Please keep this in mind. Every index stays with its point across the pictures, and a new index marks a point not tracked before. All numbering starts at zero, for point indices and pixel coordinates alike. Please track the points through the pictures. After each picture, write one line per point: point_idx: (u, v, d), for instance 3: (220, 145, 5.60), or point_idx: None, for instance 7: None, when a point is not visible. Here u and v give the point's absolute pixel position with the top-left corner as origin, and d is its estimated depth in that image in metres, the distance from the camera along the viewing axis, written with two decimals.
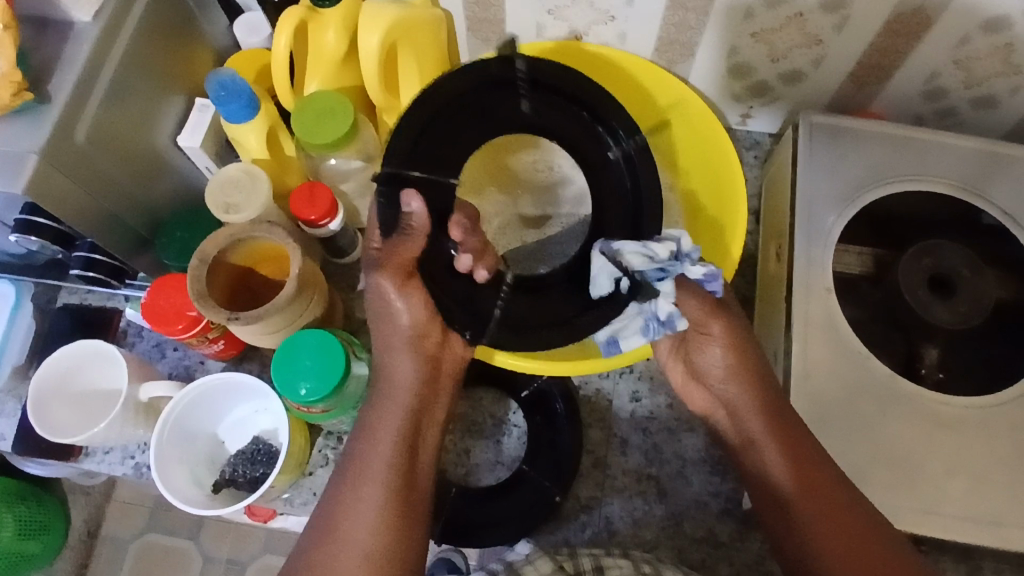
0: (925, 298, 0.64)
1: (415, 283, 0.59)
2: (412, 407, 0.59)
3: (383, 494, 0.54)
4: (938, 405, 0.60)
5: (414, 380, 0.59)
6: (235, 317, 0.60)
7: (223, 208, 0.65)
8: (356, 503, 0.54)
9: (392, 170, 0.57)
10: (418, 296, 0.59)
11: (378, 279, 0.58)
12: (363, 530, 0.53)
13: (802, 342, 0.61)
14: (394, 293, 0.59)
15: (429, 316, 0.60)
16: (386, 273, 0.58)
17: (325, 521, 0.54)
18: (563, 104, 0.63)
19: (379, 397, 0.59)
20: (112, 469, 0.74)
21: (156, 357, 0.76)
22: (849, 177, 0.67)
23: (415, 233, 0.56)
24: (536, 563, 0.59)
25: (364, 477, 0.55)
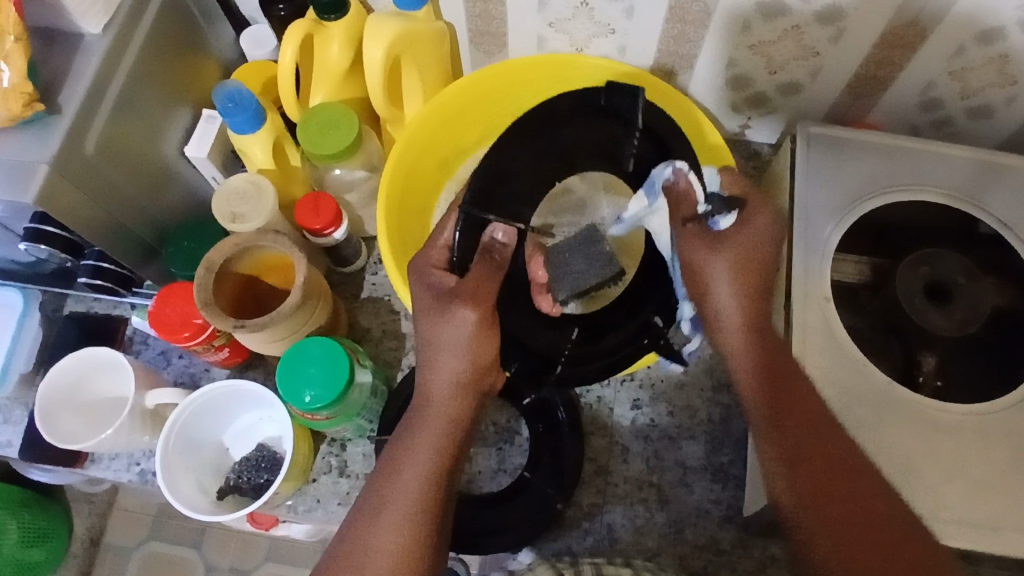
0: (921, 305, 0.65)
1: (492, 327, 0.57)
2: (450, 437, 0.56)
3: (411, 526, 0.53)
4: (936, 411, 0.61)
5: (455, 411, 0.57)
6: (241, 325, 0.61)
7: (230, 218, 0.66)
8: (382, 530, 0.53)
9: (487, 215, 0.57)
10: (488, 339, 0.57)
11: (455, 311, 0.56)
12: (386, 558, 0.52)
13: (801, 349, 0.62)
14: (467, 330, 0.56)
15: (490, 357, 0.57)
16: (473, 306, 0.55)
17: (349, 543, 0.53)
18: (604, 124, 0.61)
19: (417, 420, 0.57)
20: (118, 476, 0.74)
21: (161, 365, 0.77)
22: (847, 186, 0.68)
23: (498, 263, 0.57)
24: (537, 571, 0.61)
25: (394, 505, 0.53)
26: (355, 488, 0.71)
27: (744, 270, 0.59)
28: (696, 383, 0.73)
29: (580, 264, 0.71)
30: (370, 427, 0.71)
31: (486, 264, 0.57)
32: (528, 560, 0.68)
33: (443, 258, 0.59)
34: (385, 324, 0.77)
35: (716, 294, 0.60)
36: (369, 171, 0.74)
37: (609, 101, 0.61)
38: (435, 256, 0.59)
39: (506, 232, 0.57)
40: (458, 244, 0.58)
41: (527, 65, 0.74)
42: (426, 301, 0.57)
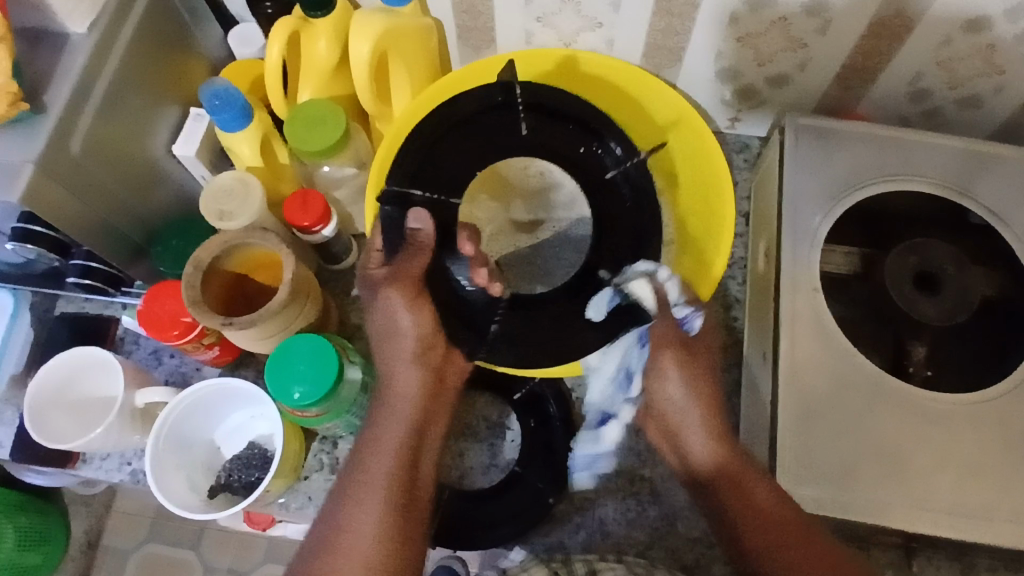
0: (910, 295, 0.65)
1: (423, 298, 0.61)
2: (415, 415, 0.58)
3: (385, 502, 0.53)
4: (926, 400, 0.61)
5: (418, 388, 0.59)
6: (229, 322, 0.61)
7: (217, 216, 0.67)
8: (358, 511, 0.53)
9: (398, 188, 0.66)
10: (426, 312, 0.61)
11: (386, 293, 0.60)
12: (365, 536, 0.52)
13: (790, 340, 0.62)
14: (404, 307, 0.60)
15: (433, 329, 0.61)
16: (397, 285, 0.60)
17: (327, 528, 0.53)
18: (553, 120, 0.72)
19: (381, 401, 0.59)
20: (110, 476, 0.74)
21: (152, 364, 0.77)
22: (835, 177, 0.68)
23: (419, 247, 0.62)
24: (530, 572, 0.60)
25: (367, 483, 0.54)
26: None
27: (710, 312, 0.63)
28: None
29: (568, 257, 0.74)
30: (362, 424, 0.70)
31: (405, 249, 0.62)
32: (520, 557, 0.68)
33: (381, 260, 0.63)
34: None
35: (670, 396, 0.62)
36: (358, 167, 0.74)
37: (504, 96, 0.71)
38: (372, 259, 0.63)
39: (421, 219, 0.62)
40: (389, 241, 0.64)
41: (516, 59, 0.74)
42: (365, 295, 0.63)
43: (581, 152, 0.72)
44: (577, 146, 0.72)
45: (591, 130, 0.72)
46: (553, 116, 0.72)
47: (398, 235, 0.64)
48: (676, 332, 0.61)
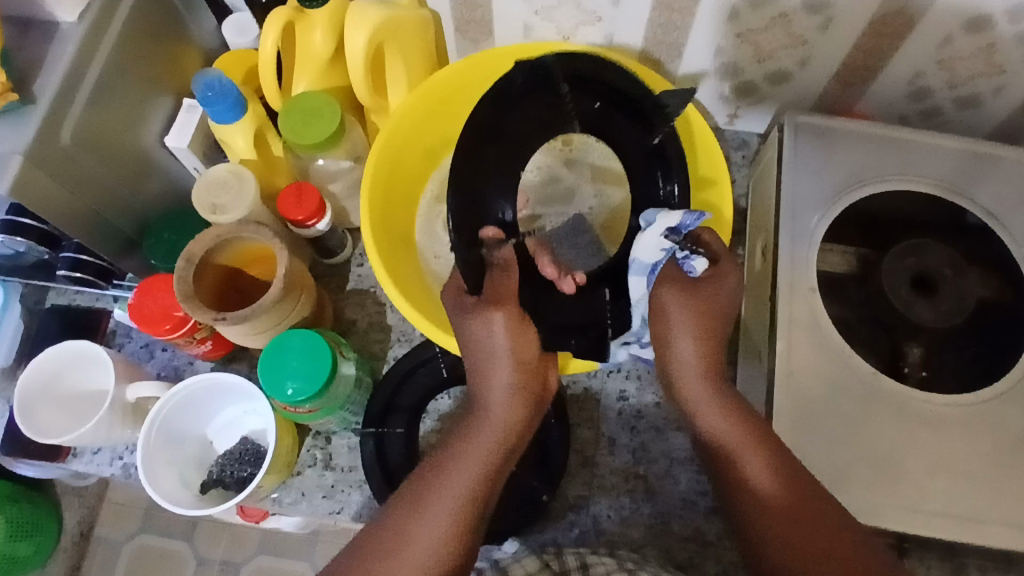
0: (907, 297, 0.65)
1: (525, 324, 0.57)
2: (503, 437, 0.56)
3: (461, 511, 0.52)
4: (920, 402, 0.61)
5: (508, 416, 0.56)
6: (222, 317, 0.60)
7: (210, 209, 0.66)
8: (433, 513, 0.52)
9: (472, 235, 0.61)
10: (527, 335, 0.57)
11: (486, 314, 0.56)
12: (436, 539, 0.51)
13: (787, 340, 0.62)
14: (504, 330, 0.56)
15: (533, 353, 0.58)
16: (502, 308, 0.56)
17: (397, 522, 0.51)
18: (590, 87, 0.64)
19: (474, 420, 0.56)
20: (101, 470, 0.74)
21: (144, 358, 0.76)
22: (834, 177, 0.68)
23: (505, 266, 0.60)
24: (522, 561, 0.60)
25: (446, 489, 0.53)
26: (340, 480, 0.70)
27: (702, 309, 0.58)
28: None
29: (568, 252, 0.73)
30: (354, 419, 0.70)
31: (492, 269, 0.60)
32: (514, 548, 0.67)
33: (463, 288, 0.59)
34: (371, 316, 0.76)
35: (681, 359, 0.59)
36: (353, 161, 0.73)
37: (526, 79, 0.61)
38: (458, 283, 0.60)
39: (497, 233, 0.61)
40: (472, 275, 0.59)
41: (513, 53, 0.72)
42: (453, 317, 0.58)
43: (592, 107, 0.66)
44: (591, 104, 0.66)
45: (641, 119, 0.66)
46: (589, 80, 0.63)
47: (480, 269, 0.59)
48: (667, 304, 0.59)
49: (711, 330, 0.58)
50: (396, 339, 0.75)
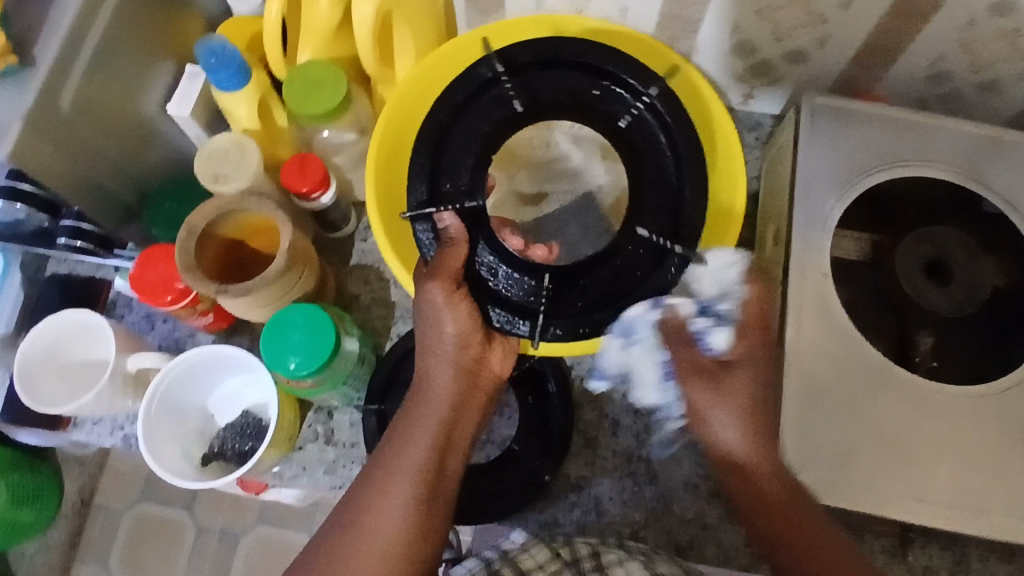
0: (921, 285, 0.64)
1: (462, 293, 0.58)
2: (446, 411, 0.57)
3: (414, 490, 0.53)
4: (931, 390, 0.60)
5: (450, 391, 0.58)
6: (223, 289, 0.60)
7: (212, 179, 0.65)
8: (386, 496, 0.53)
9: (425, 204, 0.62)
10: (465, 306, 0.58)
11: (426, 288, 0.57)
12: (391, 522, 0.52)
13: (798, 325, 0.61)
14: (441, 304, 0.58)
15: (473, 324, 0.59)
16: (438, 280, 0.57)
17: (353, 510, 0.53)
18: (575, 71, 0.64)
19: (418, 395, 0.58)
20: (101, 440, 0.73)
21: (146, 329, 0.75)
22: (849, 161, 0.66)
23: (452, 243, 0.60)
24: (530, 551, 0.60)
25: (397, 470, 0.54)
26: (342, 456, 0.70)
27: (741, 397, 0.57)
28: None
29: (575, 230, 0.73)
30: (357, 395, 0.70)
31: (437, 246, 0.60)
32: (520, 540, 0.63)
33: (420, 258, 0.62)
34: (374, 292, 0.75)
35: (722, 441, 0.57)
36: (358, 133, 0.72)
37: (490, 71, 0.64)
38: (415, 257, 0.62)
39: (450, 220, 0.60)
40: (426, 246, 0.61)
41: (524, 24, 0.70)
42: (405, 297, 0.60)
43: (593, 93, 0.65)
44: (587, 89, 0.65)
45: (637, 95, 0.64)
46: (545, 65, 0.64)
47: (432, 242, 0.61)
48: (706, 406, 0.58)
49: (753, 419, 0.57)
50: (400, 315, 0.74)
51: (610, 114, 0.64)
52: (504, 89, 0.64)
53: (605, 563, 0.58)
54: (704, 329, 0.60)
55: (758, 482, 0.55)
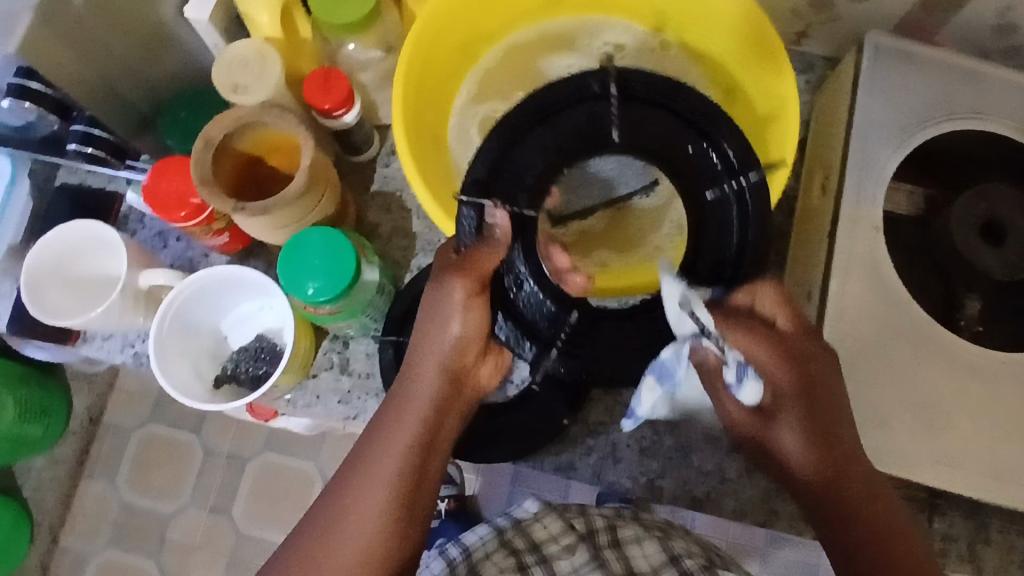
0: (976, 248, 0.61)
1: (482, 298, 0.52)
2: (430, 419, 0.53)
3: (389, 504, 0.50)
4: (976, 355, 0.57)
5: (437, 396, 0.53)
6: (241, 207, 0.57)
7: (230, 89, 0.61)
8: (357, 507, 0.50)
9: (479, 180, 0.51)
10: (478, 312, 0.53)
11: (444, 284, 0.51)
12: (359, 537, 0.49)
13: (843, 279, 0.58)
14: (452, 305, 0.52)
15: (481, 331, 0.53)
16: (461, 278, 0.51)
17: (326, 514, 0.51)
18: (672, 117, 0.51)
19: (402, 392, 0.54)
20: (111, 357, 0.72)
21: (158, 246, 0.72)
22: (911, 109, 0.62)
23: (495, 242, 0.50)
24: (543, 521, 0.65)
25: (371, 478, 0.51)
26: (357, 386, 0.68)
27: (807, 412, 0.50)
28: None
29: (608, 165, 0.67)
30: (374, 326, 0.67)
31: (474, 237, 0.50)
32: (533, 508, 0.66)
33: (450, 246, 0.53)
34: (395, 221, 0.72)
35: (781, 440, 0.51)
36: (385, 51, 0.67)
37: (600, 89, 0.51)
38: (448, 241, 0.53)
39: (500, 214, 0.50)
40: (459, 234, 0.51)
41: None
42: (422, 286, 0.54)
43: (685, 151, 0.51)
44: (687, 141, 0.51)
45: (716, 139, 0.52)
46: (654, 108, 0.52)
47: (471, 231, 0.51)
48: (784, 433, 0.51)
49: (823, 431, 0.50)
50: (421, 247, 0.71)
51: (696, 184, 0.52)
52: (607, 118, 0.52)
53: (621, 540, 0.65)
54: (739, 360, 0.49)
55: (852, 477, 0.50)
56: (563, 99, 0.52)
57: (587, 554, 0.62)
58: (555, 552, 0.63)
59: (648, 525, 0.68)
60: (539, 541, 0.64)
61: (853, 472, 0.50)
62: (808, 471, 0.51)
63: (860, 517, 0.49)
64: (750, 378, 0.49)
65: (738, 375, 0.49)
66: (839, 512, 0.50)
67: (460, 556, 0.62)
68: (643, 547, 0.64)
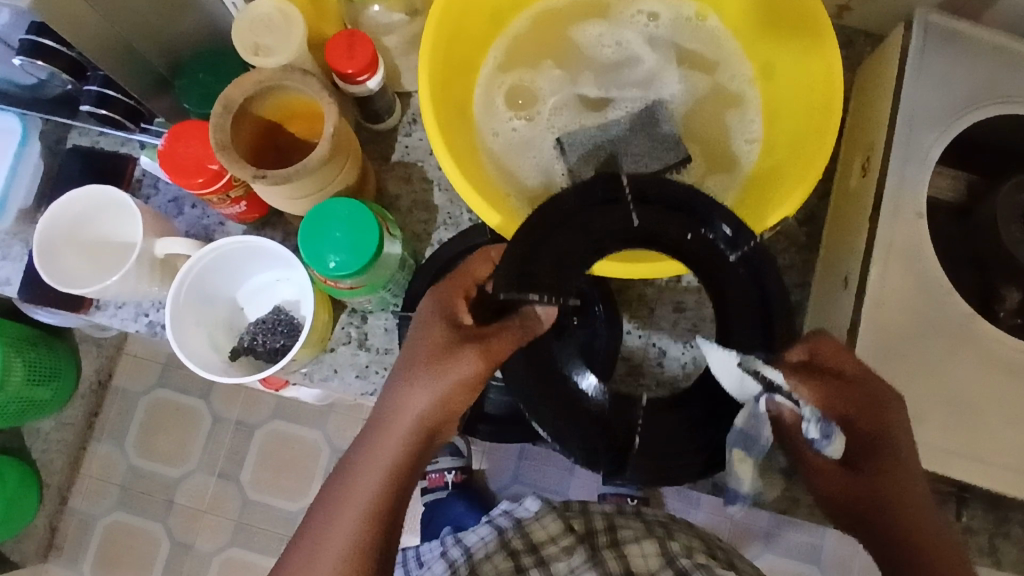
0: (1019, 237, 0.59)
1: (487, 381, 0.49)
2: (397, 486, 0.48)
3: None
4: (1014, 350, 0.56)
5: (409, 462, 0.49)
6: (261, 175, 0.55)
7: (251, 50, 0.58)
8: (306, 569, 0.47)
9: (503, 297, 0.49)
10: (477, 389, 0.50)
11: (456, 357, 0.49)
12: None
13: (882, 267, 0.56)
14: (454, 375, 0.49)
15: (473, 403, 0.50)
16: (475, 359, 0.48)
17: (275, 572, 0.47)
18: (673, 208, 0.51)
19: (372, 451, 0.49)
20: (125, 325, 0.70)
21: (173, 213, 0.70)
22: (960, 91, 0.59)
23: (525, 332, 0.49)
24: (543, 521, 0.63)
25: (322, 545, 0.47)
26: (374, 361, 0.67)
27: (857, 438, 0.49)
28: None
29: (641, 145, 0.65)
30: (394, 301, 0.66)
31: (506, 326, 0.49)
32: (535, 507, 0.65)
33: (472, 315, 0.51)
34: (416, 193, 0.70)
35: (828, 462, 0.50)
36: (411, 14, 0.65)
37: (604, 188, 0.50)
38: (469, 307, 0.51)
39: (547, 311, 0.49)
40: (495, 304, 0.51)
41: None
42: (422, 332, 0.51)
43: (686, 236, 0.51)
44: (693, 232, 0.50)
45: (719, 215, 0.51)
46: (655, 202, 0.50)
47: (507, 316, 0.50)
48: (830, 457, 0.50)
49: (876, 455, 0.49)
50: (442, 221, 0.69)
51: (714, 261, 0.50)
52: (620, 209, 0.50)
53: (620, 539, 0.62)
54: (817, 415, 0.49)
55: (889, 508, 0.49)
56: (566, 202, 0.50)
57: (585, 555, 0.60)
58: (554, 553, 0.60)
59: (651, 522, 0.66)
60: (538, 543, 0.62)
61: (903, 485, 0.49)
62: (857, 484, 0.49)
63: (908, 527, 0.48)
64: (827, 434, 0.50)
65: (818, 431, 0.50)
66: (885, 516, 0.48)
67: (462, 557, 0.62)
68: (642, 545, 0.61)
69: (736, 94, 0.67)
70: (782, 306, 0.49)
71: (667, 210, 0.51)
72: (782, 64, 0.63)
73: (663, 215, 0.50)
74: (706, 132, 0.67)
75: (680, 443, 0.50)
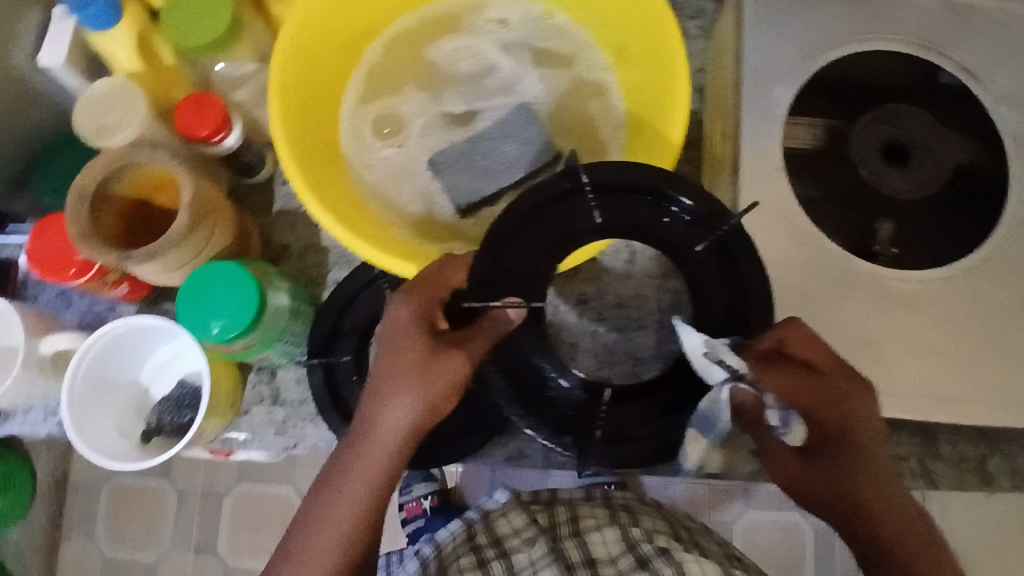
0: (879, 168, 0.64)
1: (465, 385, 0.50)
2: (386, 489, 0.49)
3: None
4: (894, 281, 0.58)
5: (397, 464, 0.49)
6: (127, 257, 0.54)
7: (94, 133, 0.59)
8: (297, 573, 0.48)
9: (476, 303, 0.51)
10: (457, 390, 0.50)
11: (441, 363, 0.48)
12: None
13: (753, 226, 0.57)
14: (441, 382, 0.48)
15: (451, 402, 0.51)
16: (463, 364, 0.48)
17: None
18: (634, 195, 0.53)
19: (359, 461, 0.49)
20: (36, 430, 0.69)
21: (61, 307, 0.69)
22: (799, 42, 0.61)
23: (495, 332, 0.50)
24: (508, 515, 0.64)
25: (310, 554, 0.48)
26: (292, 415, 0.66)
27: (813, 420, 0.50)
28: (645, 271, 0.66)
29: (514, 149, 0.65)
30: (299, 350, 0.65)
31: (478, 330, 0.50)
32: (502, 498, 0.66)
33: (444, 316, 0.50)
34: (304, 238, 0.69)
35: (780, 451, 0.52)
36: (260, 62, 0.64)
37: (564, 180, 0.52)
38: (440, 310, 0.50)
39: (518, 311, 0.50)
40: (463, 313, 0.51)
41: None
42: (394, 333, 0.49)
43: (663, 220, 0.53)
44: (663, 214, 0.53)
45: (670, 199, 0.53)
46: (622, 191, 0.52)
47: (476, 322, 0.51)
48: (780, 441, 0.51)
49: (828, 437, 0.50)
50: (335, 261, 0.69)
51: (682, 242, 0.53)
52: (580, 204, 0.53)
53: (582, 528, 0.63)
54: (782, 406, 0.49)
55: (857, 493, 0.49)
56: (529, 208, 0.52)
57: (546, 546, 0.60)
58: (515, 545, 0.61)
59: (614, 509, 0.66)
60: (502, 535, 0.62)
61: (853, 467, 0.50)
62: (809, 474, 0.51)
63: (865, 507, 0.50)
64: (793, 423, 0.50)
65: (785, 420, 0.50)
66: (836, 503, 0.50)
67: (432, 554, 0.63)
68: (603, 533, 0.62)
69: (596, 83, 0.68)
70: (758, 287, 0.51)
71: (629, 197, 0.52)
72: (630, 47, 0.64)
73: (624, 204, 0.53)
74: (576, 127, 0.68)
75: (642, 425, 0.53)
